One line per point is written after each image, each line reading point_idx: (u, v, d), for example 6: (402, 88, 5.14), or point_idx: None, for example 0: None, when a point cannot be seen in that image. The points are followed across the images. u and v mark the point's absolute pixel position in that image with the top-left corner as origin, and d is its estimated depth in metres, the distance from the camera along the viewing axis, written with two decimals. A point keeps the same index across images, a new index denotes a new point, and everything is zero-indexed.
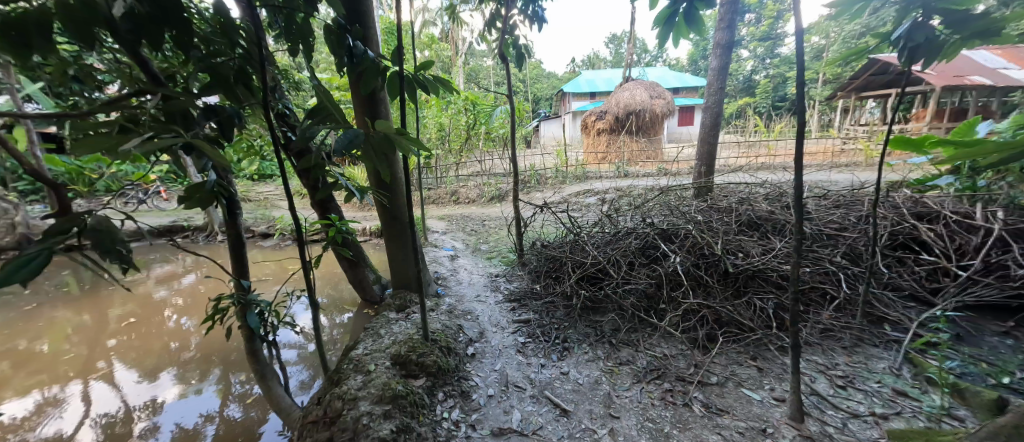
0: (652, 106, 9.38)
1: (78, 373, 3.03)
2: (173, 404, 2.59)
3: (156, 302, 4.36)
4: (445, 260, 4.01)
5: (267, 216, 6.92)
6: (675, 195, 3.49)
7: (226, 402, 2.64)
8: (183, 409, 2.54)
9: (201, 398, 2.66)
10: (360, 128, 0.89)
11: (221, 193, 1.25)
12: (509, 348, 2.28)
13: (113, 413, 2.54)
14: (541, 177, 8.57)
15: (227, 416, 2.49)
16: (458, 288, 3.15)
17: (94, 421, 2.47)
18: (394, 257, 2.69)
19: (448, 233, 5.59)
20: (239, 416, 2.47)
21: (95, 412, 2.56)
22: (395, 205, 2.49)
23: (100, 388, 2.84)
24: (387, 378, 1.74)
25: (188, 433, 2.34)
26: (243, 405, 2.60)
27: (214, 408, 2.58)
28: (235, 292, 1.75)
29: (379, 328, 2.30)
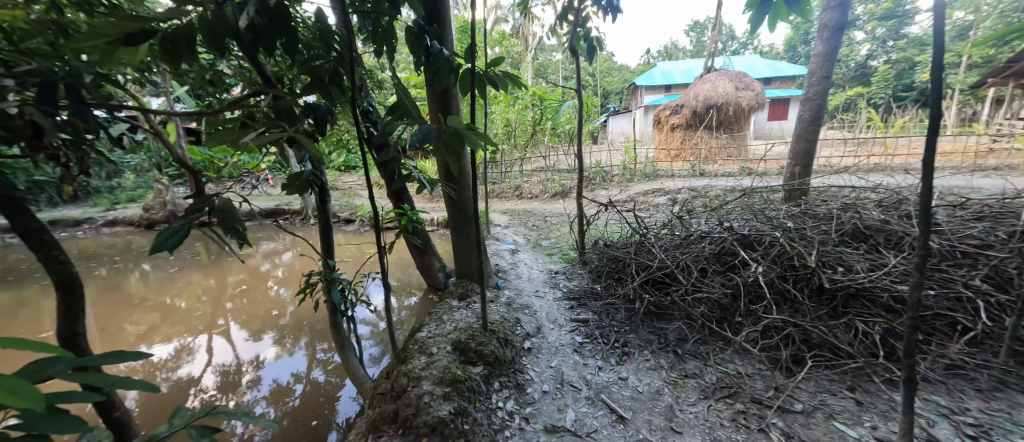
0: (736, 99, 8.55)
1: (205, 327, 3.66)
2: (272, 362, 3.01)
3: (262, 273, 5.06)
4: (506, 253, 4.08)
5: (350, 204, 7.66)
6: (760, 198, 3.15)
7: (311, 366, 2.99)
8: (280, 367, 2.94)
9: (293, 360, 3.05)
10: (433, 124, 0.93)
11: (315, 182, 1.41)
12: (565, 347, 2.25)
13: (228, 363, 3.03)
14: (606, 174, 8.30)
15: (312, 378, 2.82)
16: (516, 282, 3.18)
17: (215, 369, 2.96)
18: (460, 249, 2.80)
19: (510, 227, 5.69)
20: (321, 380, 2.79)
21: (216, 361, 3.08)
22: (462, 198, 2.59)
23: (220, 341, 3.40)
24: (448, 362, 1.82)
25: (281, 388, 2.71)
26: (324, 370, 2.92)
27: (303, 369, 2.94)
28: (322, 270, 1.96)
29: (442, 314, 2.42)
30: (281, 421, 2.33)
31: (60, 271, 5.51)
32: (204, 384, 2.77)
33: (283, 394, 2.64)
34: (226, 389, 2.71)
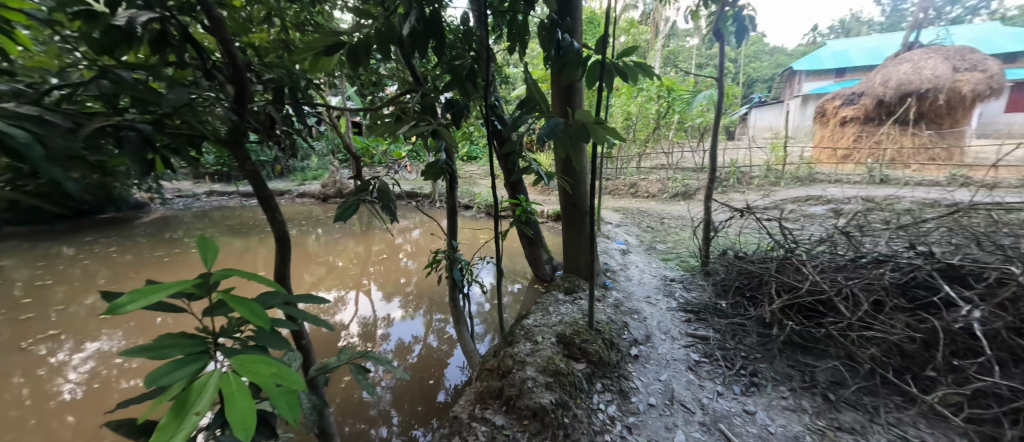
0: (950, 84, 6.45)
1: (354, 285, 4.48)
2: (400, 322, 3.53)
3: (398, 246, 5.92)
4: (616, 253, 3.91)
5: (471, 192, 8.35)
6: (982, 219, 2.33)
7: (428, 331, 3.40)
8: (405, 328, 3.42)
9: (415, 324, 3.51)
10: (560, 117, 0.93)
11: (446, 170, 1.59)
12: (678, 363, 2.06)
13: (368, 317, 3.66)
14: (743, 175, 7.21)
15: (428, 342, 3.21)
16: (626, 284, 3.03)
17: (359, 320, 3.61)
18: (570, 243, 2.79)
19: (622, 226, 5.44)
20: (436, 345, 3.15)
21: (360, 313, 3.75)
22: (577, 192, 2.57)
23: (363, 299, 4.12)
24: (552, 353, 1.86)
25: (404, 345, 3.15)
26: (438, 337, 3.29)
27: (421, 333, 3.36)
28: (446, 249, 2.19)
29: (548, 305, 2.47)
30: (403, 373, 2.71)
31: (269, 228, 7.41)
32: (351, 330, 3.40)
33: (405, 351, 3.07)
34: (365, 338, 3.28)
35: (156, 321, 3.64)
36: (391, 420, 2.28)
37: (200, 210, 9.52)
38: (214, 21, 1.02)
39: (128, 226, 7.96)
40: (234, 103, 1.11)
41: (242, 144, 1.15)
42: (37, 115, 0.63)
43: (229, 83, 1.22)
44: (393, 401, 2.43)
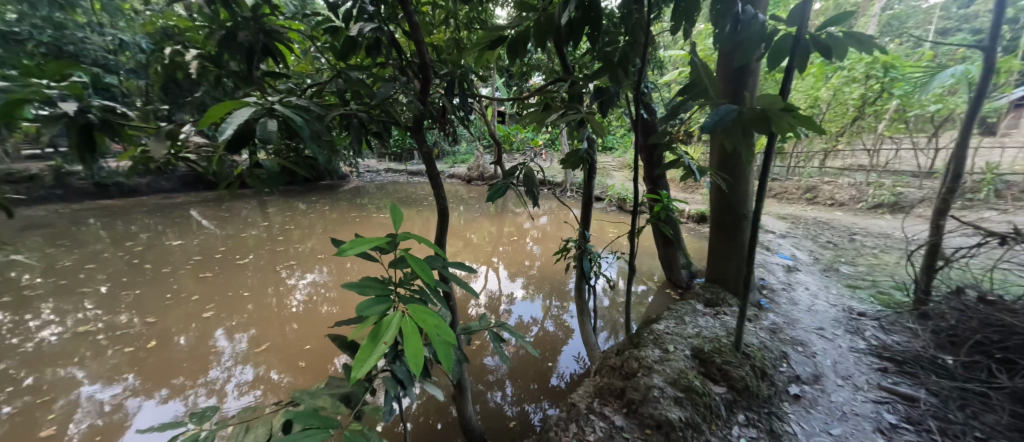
0: None
1: (487, 262, 4.95)
2: (522, 302, 3.74)
3: (525, 231, 6.37)
4: (777, 270, 3.25)
5: (604, 184, 8.14)
6: None
7: (547, 315, 3.52)
8: (526, 309, 3.60)
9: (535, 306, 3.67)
10: (734, 104, 0.78)
11: (586, 160, 1.61)
12: (862, 419, 1.55)
13: (495, 292, 4.01)
14: (1002, 187, 5.07)
15: (546, 325, 3.32)
16: (789, 308, 2.49)
17: (488, 293, 3.99)
18: (717, 250, 2.45)
19: (788, 238, 4.52)
20: (552, 329, 3.23)
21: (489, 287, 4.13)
22: (736, 193, 2.23)
23: (493, 275, 4.52)
24: (685, 366, 1.70)
25: (524, 323, 3.33)
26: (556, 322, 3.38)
27: (540, 315, 3.50)
28: (577, 238, 2.19)
29: (683, 314, 2.24)
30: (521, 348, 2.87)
31: (427, 203, 8.75)
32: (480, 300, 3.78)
33: (524, 328, 3.25)
34: (492, 309, 3.60)
35: (347, 266, 4.76)
36: (506, 388, 2.45)
37: (380, 184, 11.89)
38: (412, 26, 1.21)
39: (335, 192, 10.48)
40: (419, 95, 1.32)
41: (422, 130, 1.38)
42: (307, 106, 0.88)
43: (415, 77, 1.46)
44: (509, 373, 2.60)
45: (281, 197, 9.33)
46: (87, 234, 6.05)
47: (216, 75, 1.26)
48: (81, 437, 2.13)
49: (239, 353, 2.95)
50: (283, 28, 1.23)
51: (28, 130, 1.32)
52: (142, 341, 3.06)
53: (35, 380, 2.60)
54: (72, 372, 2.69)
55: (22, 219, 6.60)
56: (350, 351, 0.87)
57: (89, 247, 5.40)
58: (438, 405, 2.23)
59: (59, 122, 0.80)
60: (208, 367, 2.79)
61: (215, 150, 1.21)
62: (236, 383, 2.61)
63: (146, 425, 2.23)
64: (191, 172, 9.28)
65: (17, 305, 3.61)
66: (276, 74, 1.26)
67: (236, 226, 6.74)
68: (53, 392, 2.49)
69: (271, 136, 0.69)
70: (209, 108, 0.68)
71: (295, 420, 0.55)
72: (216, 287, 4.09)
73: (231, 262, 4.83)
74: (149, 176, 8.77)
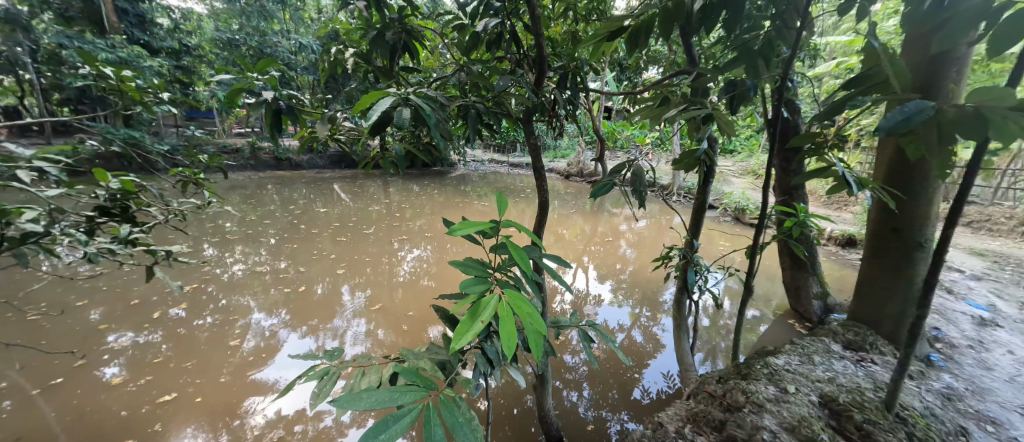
0: None
1: (578, 259, 4.89)
2: (608, 306, 3.61)
3: (621, 233, 6.12)
4: (963, 322, 2.48)
5: (718, 191, 7.32)
6: None
7: (635, 323, 3.33)
8: (613, 313, 3.45)
9: (623, 312, 3.51)
10: (932, 100, 0.60)
11: (705, 163, 1.46)
12: None
13: (583, 291, 3.95)
14: None
15: (632, 333, 3.14)
16: (977, 373, 1.88)
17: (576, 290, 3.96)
18: (871, 284, 1.98)
19: (984, 281, 3.43)
20: (639, 339, 3.03)
21: (577, 286, 4.11)
22: (907, 215, 1.76)
23: (582, 274, 4.47)
24: (809, 415, 1.41)
25: (609, 326, 3.22)
26: (644, 331, 3.18)
27: (628, 322, 3.33)
28: (685, 247, 2.00)
29: (812, 352, 1.89)
30: (602, 353, 2.75)
31: (525, 195, 8.99)
32: (568, 296, 3.77)
33: (609, 332, 3.13)
34: (579, 307, 3.56)
35: (448, 246, 5.19)
36: (583, 390, 2.40)
37: (485, 173, 12.64)
38: (533, 19, 1.21)
39: (445, 177, 11.51)
40: (533, 87, 1.33)
41: (532, 123, 1.41)
42: (434, 96, 0.96)
43: (531, 69, 1.48)
44: (588, 375, 2.54)
45: (401, 179, 10.58)
46: (267, 196, 7.77)
47: (365, 69, 1.48)
48: (251, 351, 2.77)
49: (358, 308, 3.47)
50: (421, 27, 1.36)
51: (240, 112, 1.72)
52: (294, 286, 3.82)
53: (228, 302, 3.45)
54: (249, 301, 3.50)
55: (229, 180, 8.79)
56: (449, 323, 0.94)
57: (266, 206, 6.91)
58: (516, 390, 2.31)
59: (261, 108, 1.02)
60: (335, 315, 3.34)
61: (358, 133, 1.42)
62: (354, 333, 3.08)
63: (291, 353, 2.77)
64: (338, 152, 11.14)
65: (221, 245, 4.83)
66: (410, 69, 1.40)
67: (365, 201, 7.88)
68: (237, 313, 3.28)
69: (405, 124, 0.78)
70: (360, 97, 0.78)
71: (400, 375, 0.61)
72: (347, 250, 4.87)
73: (359, 231, 5.68)
74: (309, 154, 10.81)
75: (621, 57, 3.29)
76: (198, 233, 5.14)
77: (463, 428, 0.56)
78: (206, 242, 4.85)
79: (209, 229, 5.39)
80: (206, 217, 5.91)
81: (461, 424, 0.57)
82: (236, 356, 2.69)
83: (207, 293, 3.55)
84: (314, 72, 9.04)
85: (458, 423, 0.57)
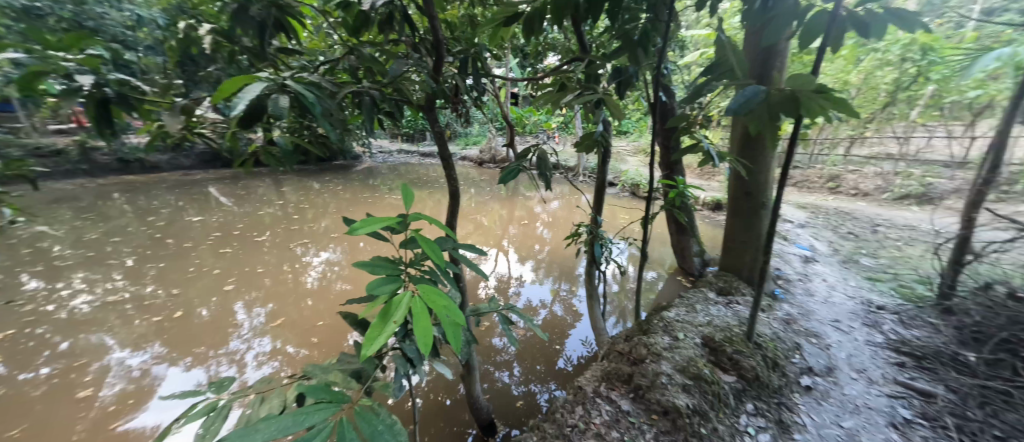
0: None
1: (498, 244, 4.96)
2: (531, 285, 3.77)
3: (536, 215, 6.38)
4: (794, 261, 3.17)
5: (617, 170, 8.03)
6: None
7: (556, 299, 3.51)
8: (535, 293, 3.60)
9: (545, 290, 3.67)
10: (762, 84, 0.73)
11: (602, 143, 1.58)
12: (875, 412, 1.49)
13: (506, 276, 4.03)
14: None
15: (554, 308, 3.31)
16: (804, 299, 2.43)
17: (499, 276, 4.02)
18: (733, 240, 2.40)
19: (807, 228, 4.40)
20: (560, 313, 3.22)
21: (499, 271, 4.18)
22: (755, 180, 2.16)
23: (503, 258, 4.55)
24: (693, 355, 1.66)
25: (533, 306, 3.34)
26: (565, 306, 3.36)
27: (549, 299, 3.50)
28: (590, 224, 2.16)
29: (694, 302, 2.22)
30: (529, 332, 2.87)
31: (438, 184, 8.75)
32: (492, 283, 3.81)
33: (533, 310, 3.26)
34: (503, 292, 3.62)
35: (359, 246, 4.84)
36: (514, 369, 2.49)
37: (393, 164, 12.00)
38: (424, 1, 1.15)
39: (348, 172, 10.63)
40: (432, 74, 1.28)
41: (435, 109, 1.35)
42: (319, 82, 0.86)
43: (427, 55, 1.42)
44: (517, 355, 2.63)
45: (296, 176, 9.46)
46: (114, 208, 6.31)
47: (230, 50, 1.25)
48: (113, 399, 2.25)
49: (257, 327, 3.05)
50: (296, 3, 1.20)
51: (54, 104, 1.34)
52: (167, 312, 3.19)
53: (69, 344, 2.74)
54: (103, 339, 2.83)
55: (52, 192, 6.89)
56: (362, 330, 0.87)
57: (115, 220, 5.60)
58: (447, 382, 2.29)
59: (80, 98, 0.81)
60: (228, 338, 2.89)
61: (229, 126, 1.21)
62: (256, 354, 2.71)
63: (170, 392, 2.33)
64: (210, 150, 9.50)
65: (50, 274, 3.79)
66: (289, 50, 1.23)
67: (253, 204, 6.90)
68: (87, 356, 2.63)
69: (284, 113, 0.68)
70: (221, 83, 0.65)
71: (306, 395, 0.55)
72: (236, 262, 4.22)
73: (249, 239, 4.96)
74: (170, 153, 9.01)
75: (522, 43, 3.36)
76: (9, 264, 3.95)
77: (384, 435, 0.54)
78: (24, 273, 3.76)
79: (27, 257, 4.16)
80: (21, 242, 4.56)
81: (380, 434, 0.53)
82: (90, 409, 2.18)
83: (34, 338, 2.77)
84: (164, 53, 7.48)
85: (377, 433, 0.54)
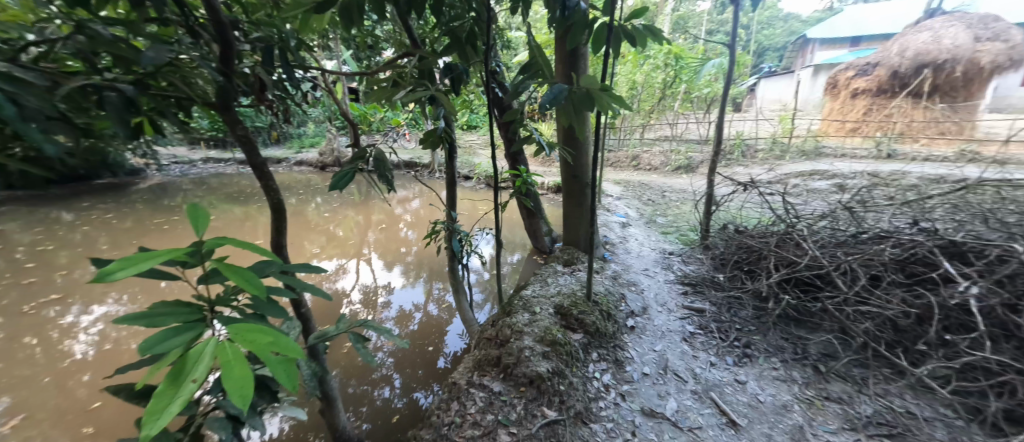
0: (970, 55, 5.75)
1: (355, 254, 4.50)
2: (401, 290, 3.56)
3: (394, 217, 6.04)
4: (615, 227, 3.89)
5: (469, 163, 8.24)
6: (986, 195, 2.25)
7: (428, 299, 3.41)
8: (406, 297, 3.43)
9: (415, 292, 3.53)
10: (564, 83, 0.85)
11: (445, 138, 1.59)
12: (674, 334, 2.00)
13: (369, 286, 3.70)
14: (746, 148, 6.55)
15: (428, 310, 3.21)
16: (625, 256, 3.01)
17: (361, 288, 3.66)
18: (570, 217, 2.78)
19: (623, 199, 5.43)
20: (434, 313, 3.15)
21: (361, 282, 3.81)
22: (579, 164, 2.54)
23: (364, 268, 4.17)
24: (549, 324, 1.86)
25: (405, 312, 3.17)
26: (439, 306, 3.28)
27: (421, 301, 3.37)
28: (446, 219, 2.16)
29: (546, 276, 2.50)
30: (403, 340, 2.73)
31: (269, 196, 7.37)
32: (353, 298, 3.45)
33: (406, 317, 3.09)
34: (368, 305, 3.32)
35: (159, 287, 3.70)
36: (395, 381, 2.32)
37: (199, 176, 9.52)
38: None
39: (126, 191, 7.94)
40: (222, 66, 1.03)
41: (234, 108, 1.09)
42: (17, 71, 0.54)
43: (213, 41, 1.13)
44: (395, 365, 2.45)
45: None
46: None
47: None
48: None
49: None
50: None
51: None
52: None
53: None
54: None
55: None
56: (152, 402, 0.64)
57: None
58: (314, 421, 1.99)
59: None
60: None
61: None
62: None
63: None
64: None
65: None
66: None
67: None
68: None
69: None
70: None
71: None
72: None
73: None
74: None
75: None
76: None
77: None
78: None
79: None
80: None
81: None
82: None
83: None
84: None
85: None
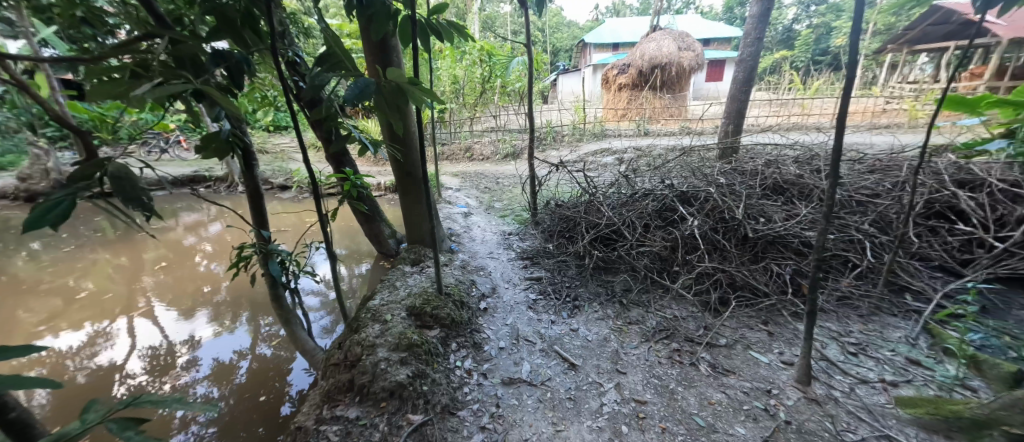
0: (679, 60, 8.11)
1: (124, 308, 3.26)
2: (214, 340, 2.76)
3: (182, 248, 4.62)
4: (458, 217, 4.00)
5: (283, 170, 6.99)
6: (698, 157, 3.26)
7: (256, 341, 2.78)
8: (221, 346, 2.69)
9: (234, 337, 2.81)
10: (370, 76, 0.80)
11: (237, 144, 1.27)
12: (520, 305, 2.22)
13: (157, 345, 2.74)
14: (554, 134, 7.63)
15: (258, 353, 2.62)
16: (470, 244, 3.14)
17: (142, 353, 2.67)
18: (410, 214, 2.70)
19: (462, 191, 5.59)
20: (268, 353, 2.59)
21: (141, 344, 2.76)
22: (409, 161, 2.48)
23: (143, 323, 3.05)
24: (404, 328, 1.78)
25: (224, 365, 2.50)
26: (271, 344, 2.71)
27: (246, 346, 2.72)
28: (257, 241, 1.78)
29: (394, 280, 2.37)
30: (227, 400, 2.17)
31: None
32: (131, 369, 2.50)
33: (227, 370, 2.44)
34: (159, 372, 2.46)
35: None
36: None
37: None
38: None
39: None
40: None
41: None
42: None
43: None
44: (220, 435, 1.92)
45: None
46: None
47: None
48: None
49: None
50: None
51: None
52: None
53: None
54: None
55: None
56: None
57: None
58: None
59: None
60: None
61: None
62: None
63: None
64: None
65: None
66: None
67: None
68: None
69: None
70: None
71: None
72: None
73: None
74: None
75: None
76: None
77: None
78: None
79: None
80: None
81: None
82: None
83: None
84: None
85: None
